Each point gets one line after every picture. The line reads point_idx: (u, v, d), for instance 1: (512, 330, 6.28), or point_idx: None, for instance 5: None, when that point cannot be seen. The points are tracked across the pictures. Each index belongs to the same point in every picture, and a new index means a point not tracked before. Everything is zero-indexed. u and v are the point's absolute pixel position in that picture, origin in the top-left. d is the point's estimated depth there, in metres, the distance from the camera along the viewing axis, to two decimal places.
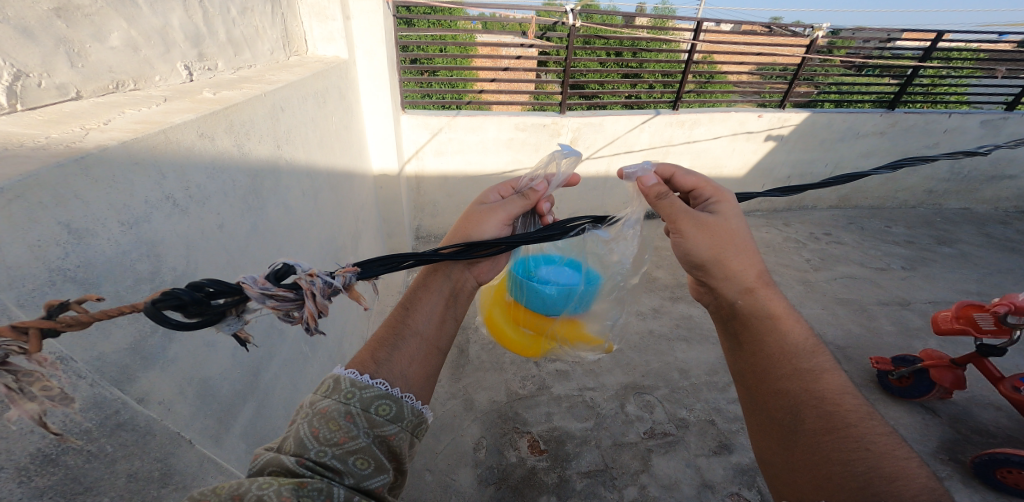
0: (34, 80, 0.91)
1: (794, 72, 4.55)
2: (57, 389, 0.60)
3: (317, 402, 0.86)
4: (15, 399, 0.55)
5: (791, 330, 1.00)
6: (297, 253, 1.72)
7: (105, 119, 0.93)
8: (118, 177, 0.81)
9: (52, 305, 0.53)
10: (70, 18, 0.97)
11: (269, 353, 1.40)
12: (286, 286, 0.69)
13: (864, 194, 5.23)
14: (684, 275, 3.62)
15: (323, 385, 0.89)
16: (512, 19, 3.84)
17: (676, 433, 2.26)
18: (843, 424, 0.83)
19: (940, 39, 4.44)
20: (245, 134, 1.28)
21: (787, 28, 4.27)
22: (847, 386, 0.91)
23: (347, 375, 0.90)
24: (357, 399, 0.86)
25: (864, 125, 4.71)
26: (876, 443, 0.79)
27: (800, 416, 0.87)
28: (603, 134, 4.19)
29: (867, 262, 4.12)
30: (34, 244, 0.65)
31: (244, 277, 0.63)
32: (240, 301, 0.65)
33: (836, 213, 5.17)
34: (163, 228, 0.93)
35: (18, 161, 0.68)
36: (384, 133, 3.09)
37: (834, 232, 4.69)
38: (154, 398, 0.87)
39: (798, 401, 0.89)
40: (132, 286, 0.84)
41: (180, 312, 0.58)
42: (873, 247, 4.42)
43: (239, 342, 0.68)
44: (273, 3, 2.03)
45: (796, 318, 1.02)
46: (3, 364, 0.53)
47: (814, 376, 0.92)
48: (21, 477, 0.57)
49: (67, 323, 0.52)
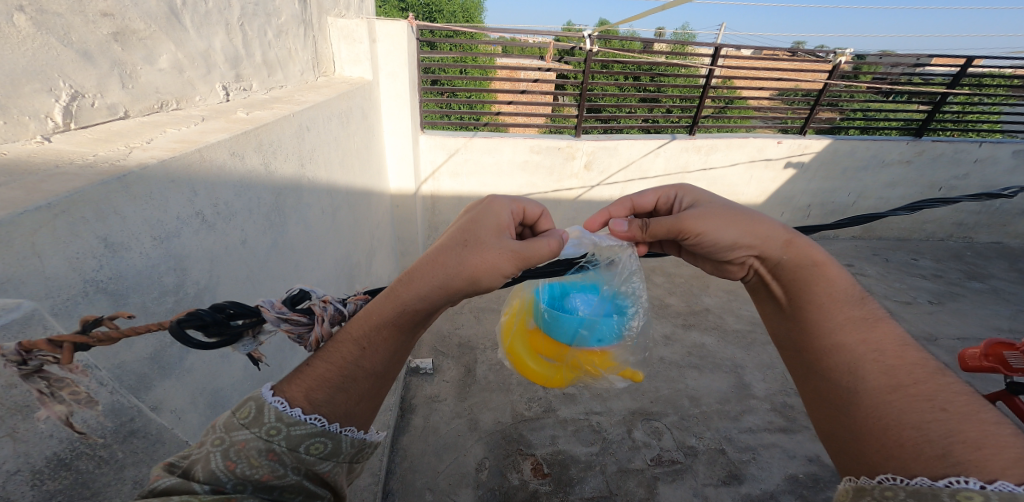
0: (88, 100, 0.98)
1: (816, 98, 4.52)
2: (84, 392, 0.61)
3: (234, 430, 0.68)
4: (46, 401, 0.57)
5: (839, 277, 0.91)
6: (313, 268, 1.77)
7: (148, 138, 1.00)
8: (154, 192, 0.87)
9: (86, 320, 0.54)
10: (125, 42, 1.06)
11: (279, 367, 1.45)
12: (301, 311, 0.73)
13: (890, 225, 5.11)
14: (698, 303, 3.57)
15: (243, 408, 0.70)
16: (531, 43, 3.93)
17: (684, 461, 2.20)
18: (912, 380, 0.71)
19: (970, 65, 4.36)
20: (272, 153, 1.35)
21: (811, 54, 4.25)
22: (904, 341, 0.79)
23: (273, 404, 0.70)
24: (283, 436, 0.69)
25: (889, 154, 4.66)
26: (954, 402, 0.66)
27: (862, 374, 0.76)
28: (619, 158, 4.23)
29: (892, 295, 4.00)
30: (73, 257, 0.70)
31: (263, 300, 0.67)
32: (258, 322, 0.67)
33: (860, 244, 5.06)
34: (190, 243, 0.99)
35: (67, 178, 0.74)
36: (402, 153, 3.17)
37: (858, 262, 4.59)
38: (167, 406, 0.91)
39: (857, 357, 0.79)
40: (157, 298, 0.89)
41: (201, 331, 0.61)
42: (899, 280, 4.30)
43: (251, 361, 0.71)
44: (305, 26, 2.15)
45: (846, 275, 0.93)
46: (37, 372, 0.55)
47: (870, 327, 0.82)
48: (34, 480, 0.57)
49: (98, 339, 0.54)
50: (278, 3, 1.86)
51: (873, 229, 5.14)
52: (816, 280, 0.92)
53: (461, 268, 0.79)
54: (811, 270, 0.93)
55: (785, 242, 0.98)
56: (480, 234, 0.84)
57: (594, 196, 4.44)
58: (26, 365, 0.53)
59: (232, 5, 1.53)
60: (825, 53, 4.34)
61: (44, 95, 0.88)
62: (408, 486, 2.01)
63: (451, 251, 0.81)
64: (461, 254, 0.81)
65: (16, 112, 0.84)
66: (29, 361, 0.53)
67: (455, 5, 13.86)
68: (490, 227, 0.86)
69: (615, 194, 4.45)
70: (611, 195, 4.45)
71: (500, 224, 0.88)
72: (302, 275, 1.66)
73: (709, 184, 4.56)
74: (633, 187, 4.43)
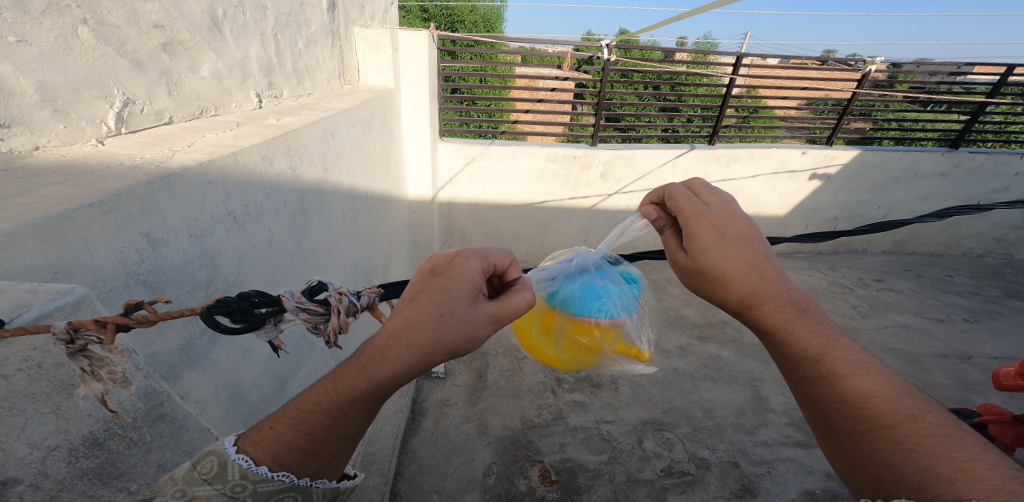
0: (138, 107, 1.06)
1: (844, 108, 4.44)
2: (120, 372, 0.63)
3: (196, 486, 0.65)
4: (85, 379, 0.58)
5: (793, 328, 0.79)
6: (333, 270, 1.83)
7: (189, 142, 1.07)
8: (192, 192, 0.93)
9: (129, 305, 0.61)
10: (172, 52, 1.14)
11: (297, 363, 1.50)
12: (318, 301, 0.76)
13: (922, 239, 4.96)
14: (716, 315, 3.52)
15: (204, 463, 0.67)
16: (551, 52, 3.99)
17: (696, 473, 2.16)
18: (878, 423, 0.66)
19: (1010, 73, 4.22)
20: (299, 157, 1.42)
21: (843, 62, 4.20)
22: (870, 371, 0.71)
23: (237, 461, 0.67)
24: (249, 492, 0.67)
25: (923, 166, 4.54)
26: (924, 439, 0.62)
27: (830, 420, 0.71)
28: (635, 168, 4.23)
29: (923, 312, 3.87)
30: (119, 250, 0.75)
31: (284, 290, 0.70)
32: (279, 311, 0.71)
33: (890, 259, 4.92)
34: (222, 242, 1.05)
35: (117, 178, 0.80)
36: (421, 160, 3.25)
37: (887, 278, 4.46)
38: (192, 396, 0.96)
39: (822, 406, 0.73)
40: (190, 292, 0.94)
41: (228, 318, 0.66)
42: (931, 297, 4.15)
43: (272, 348, 0.75)
44: (333, 37, 2.24)
45: (806, 322, 0.79)
46: (81, 351, 0.57)
47: (827, 382, 0.72)
48: (70, 456, 0.57)
49: (139, 320, 0.60)
50: (309, 15, 1.95)
51: (904, 244, 4.99)
52: (772, 333, 0.81)
53: (439, 344, 0.72)
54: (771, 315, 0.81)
55: (741, 300, 0.83)
56: (454, 302, 0.74)
57: (611, 205, 4.44)
58: (73, 345, 0.56)
59: (267, 16, 1.62)
60: (853, 62, 4.27)
61: (100, 101, 0.95)
62: (417, 487, 2.03)
63: (422, 324, 0.72)
64: (436, 329, 0.72)
65: (75, 117, 0.91)
66: (75, 341, 0.56)
67: (476, 16, 14.14)
68: (465, 290, 0.76)
69: (632, 204, 4.44)
70: (628, 204, 4.44)
71: (476, 287, 0.77)
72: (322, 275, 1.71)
73: (728, 195, 4.52)
74: None
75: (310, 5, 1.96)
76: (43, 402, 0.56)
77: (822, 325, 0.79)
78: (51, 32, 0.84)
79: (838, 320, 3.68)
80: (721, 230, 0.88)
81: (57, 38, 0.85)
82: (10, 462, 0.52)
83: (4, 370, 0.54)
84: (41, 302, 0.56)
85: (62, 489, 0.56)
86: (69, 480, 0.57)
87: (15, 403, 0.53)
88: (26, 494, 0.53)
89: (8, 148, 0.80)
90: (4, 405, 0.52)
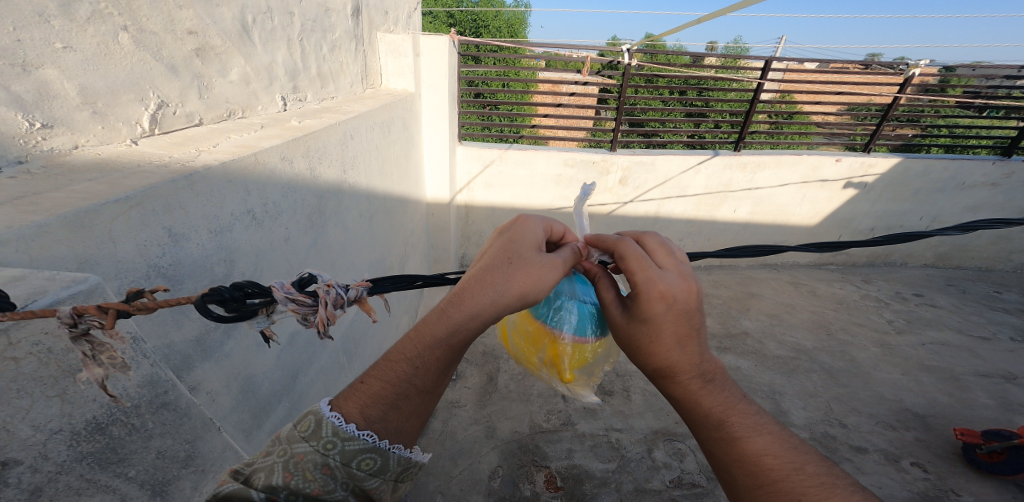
0: (171, 109, 1.12)
1: (884, 113, 4.26)
2: (122, 358, 0.63)
3: (293, 442, 0.70)
4: (87, 364, 0.59)
5: (705, 399, 0.79)
6: (348, 269, 1.87)
7: (214, 142, 1.13)
8: (214, 190, 0.97)
9: (130, 292, 0.61)
10: (205, 57, 1.21)
11: (308, 360, 1.53)
12: (308, 293, 0.77)
13: (969, 253, 4.71)
14: (736, 327, 3.46)
15: (303, 421, 0.72)
16: (574, 58, 3.95)
17: (706, 485, 2.11)
18: (766, 481, 0.70)
19: None
20: (318, 159, 1.46)
21: (885, 65, 4.00)
22: (769, 434, 0.75)
23: (330, 418, 0.71)
24: (338, 451, 0.70)
25: (971, 175, 4.32)
26: (805, 493, 0.67)
27: (730, 476, 0.74)
28: (656, 174, 4.17)
29: (966, 329, 3.66)
30: (142, 243, 0.80)
31: (275, 282, 0.72)
32: (271, 302, 0.73)
33: (932, 273, 4.69)
34: (240, 238, 1.09)
35: (145, 175, 0.85)
36: (439, 163, 3.31)
37: (927, 293, 4.25)
38: (204, 388, 1.00)
39: (723, 463, 0.75)
40: (207, 285, 0.98)
41: (221, 307, 0.68)
42: (976, 313, 3.93)
43: (266, 339, 0.76)
44: (356, 42, 2.30)
45: (714, 385, 0.81)
46: (83, 335, 0.57)
47: (727, 445, 0.75)
48: (71, 440, 0.58)
49: (138, 307, 0.61)
50: (333, 20, 2.01)
51: (948, 257, 4.75)
52: (683, 401, 0.81)
53: (511, 288, 0.80)
54: (690, 382, 0.81)
55: (659, 369, 0.83)
56: (522, 248, 0.86)
57: (629, 211, 4.39)
58: (76, 328, 0.56)
59: (294, 22, 1.69)
60: (897, 66, 4.08)
61: (136, 104, 1.01)
62: (422, 487, 2.05)
63: (498, 270, 0.82)
64: (508, 273, 0.82)
65: (113, 118, 0.97)
66: (79, 324, 0.56)
67: (501, 21, 14.38)
68: (530, 241, 0.88)
69: (650, 210, 4.37)
70: (646, 211, 4.38)
71: (539, 242, 0.90)
72: (337, 275, 1.76)
73: (755, 203, 4.40)
74: (670, 204, 4.35)
75: (336, 12, 2.03)
76: (49, 386, 0.57)
77: (726, 387, 0.81)
78: (94, 39, 0.90)
79: (871, 334, 3.53)
80: (671, 302, 0.81)
81: (99, 45, 0.91)
82: (12, 444, 0.53)
83: (16, 353, 0.56)
84: (55, 289, 0.58)
85: (59, 472, 0.56)
86: (68, 463, 0.57)
87: (23, 386, 0.55)
88: (24, 476, 0.54)
89: (49, 147, 0.86)
90: (13, 386, 0.54)
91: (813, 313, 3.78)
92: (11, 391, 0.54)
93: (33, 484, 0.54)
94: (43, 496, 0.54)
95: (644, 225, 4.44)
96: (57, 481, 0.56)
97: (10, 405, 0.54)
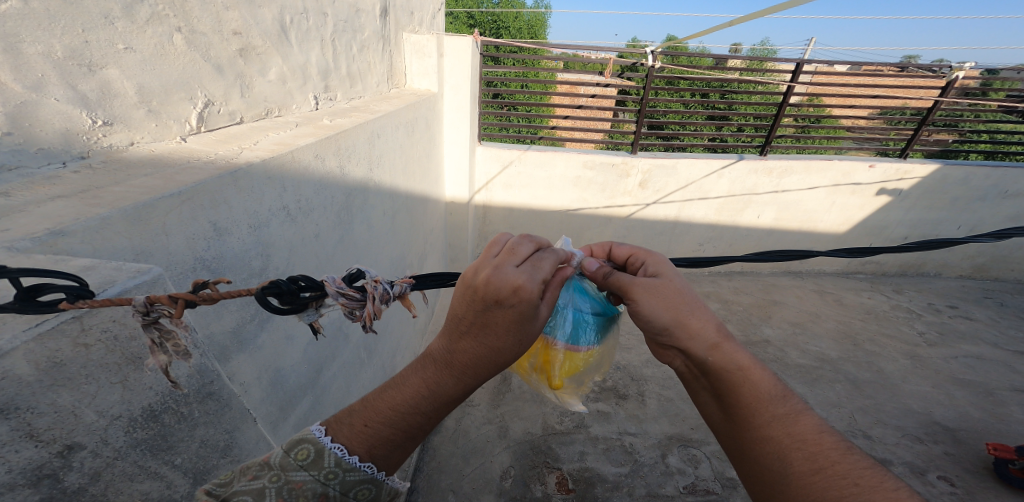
0: (216, 108, 1.18)
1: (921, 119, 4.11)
2: (184, 345, 0.67)
3: (289, 469, 0.69)
4: (154, 351, 0.64)
5: (763, 377, 0.80)
6: (372, 264, 1.92)
7: (255, 140, 1.18)
8: (255, 186, 1.02)
9: (196, 283, 0.66)
10: (247, 57, 1.26)
11: (331, 354, 1.58)
12: (355, 288, 0.81)
13: (1008, 264, 4.53)
14: (755, 335, 3.41)
15: (300, 449, 0.70)
16: (595, 59, 3.94)
17: (721, 492, 2.09)
18: (827, 462, 0.68)
19: None
20: (348, 157, 1.52)
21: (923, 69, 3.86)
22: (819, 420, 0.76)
23: (334, 450, 0.70)
24: (338, 481, 0.70)
25: (1013, 184, 4.16)
26: (864, 477, 0.66)
27: (787, 458, 0.71)
28: (676, 178, 4.13)
29: (1003, 343, 3.53)
30: (191, 237, 0.85)
31: (327, 276, 0.76)
32: (321, 296, 0.77)
33: (968, 284, 4.52)
34: (276, 233, 1.14)
35: (195, 172, 0.90)
36: (459, 163, 3.36)
37: (961, 305, 4.10)
38: (238, 378, 1.05)
39: (783, 445, 0.72)
40: (247, 277, 1.04)
41: (276, 298, 0.72)
42: (1015, 327, 3.78)
43: (313, 330, 0.80)
44: (383, 42, 2.35)
45: (765, 367, 0.82)
46: (152, 323, 0.62)
47: (791, 421, 0.74)
48: (128, 427, 0.62)
49: (203, 298, 0.65)
50: (363, 21, 2.07)
51: (984, 268, 4.57)
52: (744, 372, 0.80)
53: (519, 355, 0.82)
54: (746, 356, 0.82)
55: (720, 329, 0.85)
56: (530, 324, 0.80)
57: (648, 214, 4.35)
58: (147, 315, 0.61)
59: (327, 22, 1.74)
60: (939, 68, 3.93)
61: (185, 103, 1.07)
62: (435, 484, 2.09)
63: (506, 334, 0.78)
64: (517, 346, 0.80)
65: (165, 116, 1.03)
66: (149, 313, 0.61)
67: (522, 22, 14.39)
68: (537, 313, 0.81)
69: (670, 214, 4.33)
70: (666, 215, 4.34)
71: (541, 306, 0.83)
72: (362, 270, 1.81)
73: (779, 209, 4.32)
74: (691, 207, 4.30)
75: (365, 12, 2.08)
76: (114, 373, 0.61)
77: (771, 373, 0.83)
78: (152, 40, 0.96)
79: (900, 347, 3.43)
80: None
81: (156, 45, 0.97)
82: (79, 428, 0.56)
83: (87, 339, 0.59)
84: (123, 279, 0.62)
85: (116, 457, 0.60)
86: (124, 449, 0.61)
87: (91, 372, 0.58)
88: (86, 461, 0.57)
89: (109, 144, 0.92)
90: (83, 372, 0.57)
91: (839, 323, 3.69)
92: (81, 377, 0.57)
93: (94, 468, 0.57)
94: (102, 479, 0.58)
95: (663, 229, 4.41)
96: (114, 466, 0.59)
97: (80, 390, 0.57)
